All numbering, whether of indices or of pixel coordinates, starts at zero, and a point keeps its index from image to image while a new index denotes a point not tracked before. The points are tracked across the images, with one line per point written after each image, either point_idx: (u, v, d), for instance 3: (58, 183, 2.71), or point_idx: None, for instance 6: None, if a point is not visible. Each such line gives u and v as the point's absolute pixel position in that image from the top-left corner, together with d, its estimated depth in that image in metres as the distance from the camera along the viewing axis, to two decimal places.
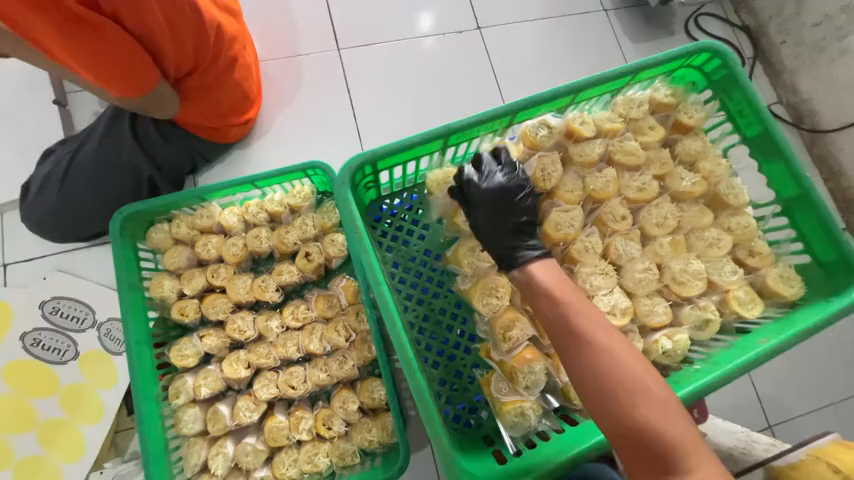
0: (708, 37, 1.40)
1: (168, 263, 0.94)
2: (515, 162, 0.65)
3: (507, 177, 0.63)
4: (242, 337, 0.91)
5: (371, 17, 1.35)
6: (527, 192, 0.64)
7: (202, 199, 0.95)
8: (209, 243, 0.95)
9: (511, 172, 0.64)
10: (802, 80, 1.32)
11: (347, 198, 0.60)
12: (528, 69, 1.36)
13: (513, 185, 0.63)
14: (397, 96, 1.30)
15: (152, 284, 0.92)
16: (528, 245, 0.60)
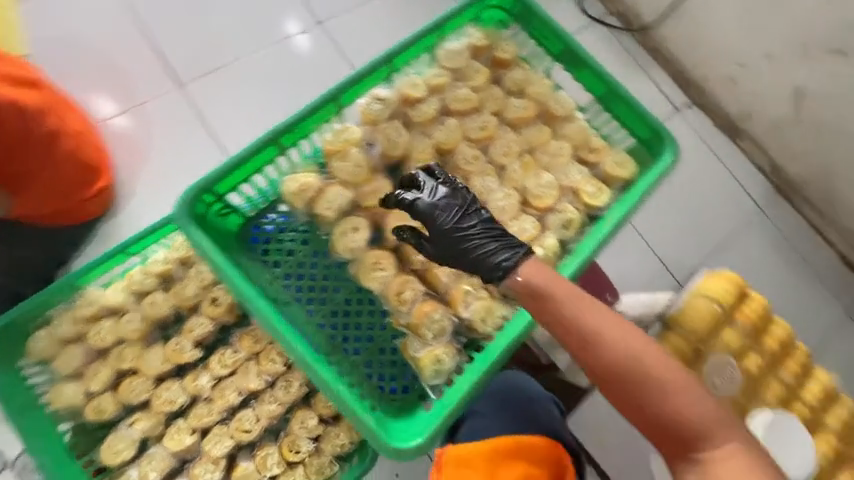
0: None
1: (63, 367, 0.86)
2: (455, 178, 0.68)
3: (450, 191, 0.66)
4: (176, 406, 0.87)
5: (207, 41, 1.28)
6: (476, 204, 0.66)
7: (76, 288, 0.89)
8: (101, 328, 0.88)
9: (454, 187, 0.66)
10: None
11: (191, 230, 0.61)
12: (384, 45, 1.35)
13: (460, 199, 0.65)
14: (262, 113, 1.26)
15: (52, 398, 0.84)
16: (505, 253, 0.62)
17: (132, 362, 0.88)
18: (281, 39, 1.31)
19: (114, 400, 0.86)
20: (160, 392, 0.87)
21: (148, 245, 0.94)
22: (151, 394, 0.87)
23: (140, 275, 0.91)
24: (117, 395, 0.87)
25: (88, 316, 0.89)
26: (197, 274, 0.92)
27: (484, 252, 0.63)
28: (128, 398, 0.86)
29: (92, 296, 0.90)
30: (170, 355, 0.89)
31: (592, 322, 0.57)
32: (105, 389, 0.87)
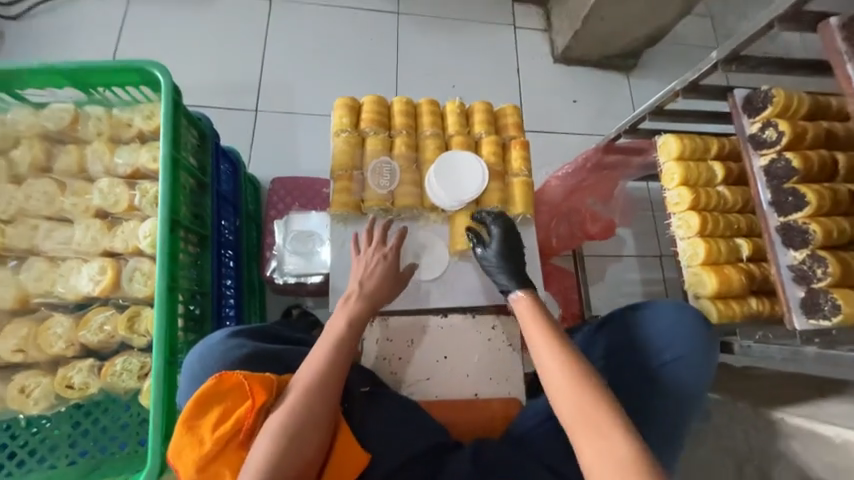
0: None
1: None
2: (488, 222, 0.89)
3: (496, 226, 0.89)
4: (131, 376, 0.76)
5: (291, 43, 1.52)
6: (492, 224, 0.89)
7: None
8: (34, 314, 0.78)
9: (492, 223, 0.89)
10: None
11: (164, 240, 0.75)
12: (420, 42, 1.60)
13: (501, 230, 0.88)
14: (326, 101, 1.48)
15: None
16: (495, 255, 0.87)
17: (69, 345, 0.76)
18: (351, 33, 1.56)
19: (51, 389, 0.75)
20: (108, 374, 0.76)
21: (77, 210, 0.82)
22: (97, 379, 0.76)
23: (73, 244, 0.80)
24: (52, 379, 0.76)
25: (8, 298, 0.77)
26: (138, 239, 0.80)
27: (554, 347, 0.67)
28: (69, 386, 0.76)
29: (15, 275, 0.79)
30: (117, 331, 0.77)
31: (585, 443, 0.59)
32: (38, 376, 0.75)
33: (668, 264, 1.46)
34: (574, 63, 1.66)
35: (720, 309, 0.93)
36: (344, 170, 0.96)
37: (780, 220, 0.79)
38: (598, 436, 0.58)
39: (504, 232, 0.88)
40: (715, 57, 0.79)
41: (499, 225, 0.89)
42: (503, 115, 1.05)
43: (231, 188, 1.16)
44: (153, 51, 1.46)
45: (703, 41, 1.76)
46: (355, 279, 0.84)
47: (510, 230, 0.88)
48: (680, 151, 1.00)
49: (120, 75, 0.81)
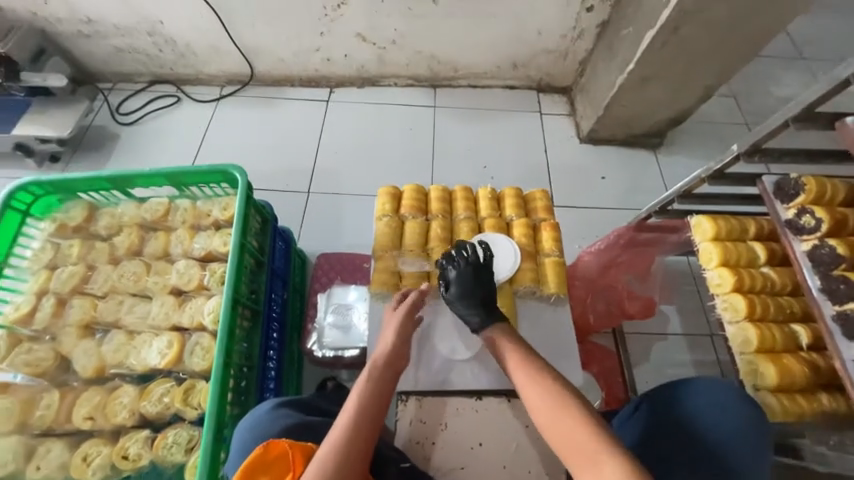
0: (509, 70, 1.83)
1: (58, 423, 0.83)
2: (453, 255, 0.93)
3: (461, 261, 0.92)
4: (179, 449, 0.81)
5: (342, 136, 1.76)
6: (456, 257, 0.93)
7: (55, 342, 0.90)
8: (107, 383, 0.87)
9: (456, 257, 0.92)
10: (584, 66, 1.75)
11: (225, 318, 0.84)
12: (454, 130, 1.78)
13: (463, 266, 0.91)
14: (369, 184, 1.65)
15: (40, 456, 0.80)
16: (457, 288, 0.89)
17: (130, 414, 0.83)
18: (394, 126, 1.79)
19: (109, 459, 0.81)
20: (160, 446, 0.81)
21: (156, 288, 0.94)
22: (149, 450, 0.81)
23: (148, 319, 0.91)
24: (111, 448, 0.81)
25: (90, 367, 0.87)
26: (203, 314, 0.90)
27: (527, 371, 0.72)
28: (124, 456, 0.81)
29: (98, 345, 0.90)
30: (173, 403, 0.83)
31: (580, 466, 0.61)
32: (100, 444, 0.82)
33: (721, 344, 1.35)
34: (599, 143, 1.76)
35: (785, 404, 0.84)
36: (385, 251, 1.05)
37: (836, 308, 0.75)
38: (586, 453, 0.61)
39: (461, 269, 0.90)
40: (736, 149, 0.85)
41: (458, 264, 0.91)
42: (532, 199, 1.13)
43: (283, 263, 1.28)
44: (229, 145, 1.74)
45: (730, 119, 1.81)
46: (373, 356, 0.80)
47: (468, 266, 0.90)
48: (715, 232, 1.00)
49: (208, 175, 0.98)
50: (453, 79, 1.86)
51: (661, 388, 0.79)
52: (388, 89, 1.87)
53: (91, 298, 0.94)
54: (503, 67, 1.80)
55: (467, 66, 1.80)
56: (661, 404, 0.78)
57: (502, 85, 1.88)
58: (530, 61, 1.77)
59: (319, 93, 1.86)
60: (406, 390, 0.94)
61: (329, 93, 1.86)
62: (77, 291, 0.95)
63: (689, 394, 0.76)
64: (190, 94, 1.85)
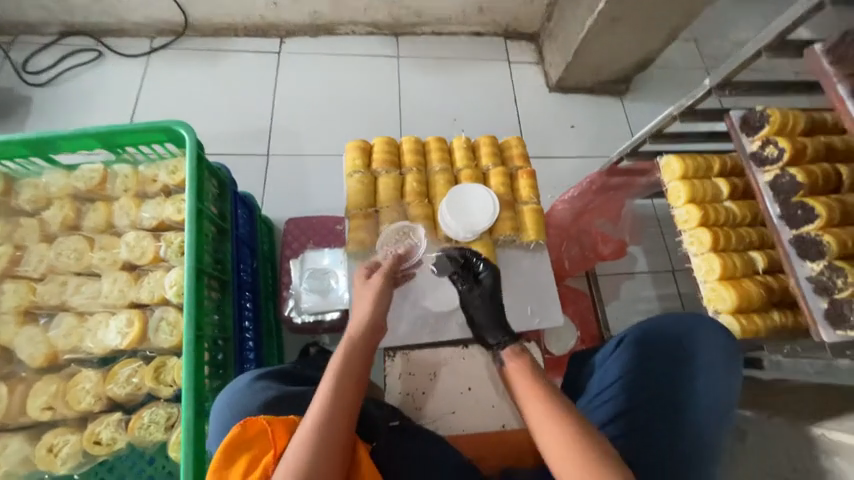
0: (475, 15, 1.71)
1: (10, 417, 0.75)
2: (484, 263, 0.87)
3: (489, 273, 0.86)
4: (156, 428, 0.76)
5: (299, 92, 1.61)
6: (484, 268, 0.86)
7: None
8: (63, 371, 0.79)
9: (485, 266, 0.87)
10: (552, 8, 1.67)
11: (190, 286, 0.77)
12: (420, 82, 1.68)
13: (491, 278, 0.85)
14: (333, 144, 1.54)
15: None
16: (482, 298, 0.83)
17: (96, 399, 0.76)
18: (355, 79, 1.65)
19: (79, 446, 0.75)
20: (135, 427, 0.76)
21: (106, 264, 0.84)
22: (124, 432, 0.76)
23: (101, 298, 0.82)
24: (78, 435, 0.75)
25: (38, 355, 0.78)
26: (165, 289, 0.82)
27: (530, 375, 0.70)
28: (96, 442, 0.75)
29: (45, 332, 0.80)
30: (144, 383, 0.77)
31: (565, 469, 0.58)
32: (66, 433, 0.75)
33: (682, 279, 1.44)
34: (568, 91, 1.73)
35: (743, 324, 0.91)
36: (359, 209, 0.99)
37: (793, 233, 0.80)
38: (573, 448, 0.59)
39: (488, 279, 0.85)
40: (708, 84, 0.85)
41: (486, 274, 0.85)
42: (508, 147, 1.09)
43: (248, 231, 1.19)
44: (169, 106, 1.54)
45: (691, 63, 1.83)
46: (347, 331, 0.74)
47: (499, 283, 0.86)
48: (683, 170, 1.02)
49: (146, 135, 0.86)
50: (415, 26, 1.72)
51: (643, 324, 0.81)
52: (346, 38, 1.71)
53: (28, 281, 0.83)
54: (468, 11, 1.69)
55: (431, 10, 1.66)
56: (645, 335, 0.79)
57: (468, 32, 1.78)
58: (496, 4, 1.67)
59: (269, 44, 1.67)
60: (392, 345, 0.94)
61: (280, 44, 1.67)
62: (8, 275, 0.83)
63: (669, 325, 0.80)
64: (114, 47, 1.59)
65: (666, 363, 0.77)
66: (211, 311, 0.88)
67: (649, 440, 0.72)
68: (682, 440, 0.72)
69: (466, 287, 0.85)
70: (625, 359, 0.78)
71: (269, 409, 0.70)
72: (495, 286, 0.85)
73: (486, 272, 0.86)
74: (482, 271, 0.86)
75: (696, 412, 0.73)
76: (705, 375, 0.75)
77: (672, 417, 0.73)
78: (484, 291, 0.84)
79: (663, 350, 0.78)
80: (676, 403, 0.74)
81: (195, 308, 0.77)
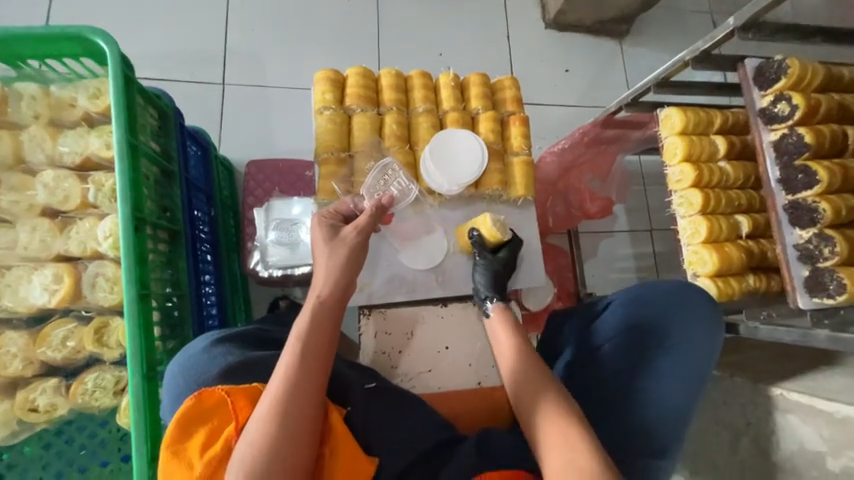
0: None
1: None
2: (511, 240, 0.90)
3: (512, 247, 0.90)
4: (102, 394, 0.70)
5: (256, 7, 1.35)
6: (511, 243, 0.90)
7: None
8: None
9: (513, 241, 0.91)
10: None
11: (128, 238, 0.66)
12: (401, 6, 1.45)
13: (513, 253, 0.90)
14: (299, 74, 1.34)
15: None
16: (496, 265, 0.87)
17: (27, 364, 0.68)
18: None
19: (11, 414, 0.68)
20: (77, 393, 0.69)
21: (20, 208, 0.70)
22: (65, 398, 0.70)
23: (18, 249, 0.69)
24: (9, 402, 0.68)
25: None
26: (98, 241, 0.70)
27: (516, 339, 0.73)
28: (33, 408, 0.69)
29: None
30: (83, 346, 0.69)
31: (539, 419, 0.62)
32: None
33: (659, 239, 1.44)
34: (566, 29, 1.56)
35: (720, 287, 0.91)
36: (330, 153, 0.88)
37: (788, 198, 0.77)
38: (546, 404, 0.62)
39: (501, 252, 0.89)
40: (731, 24, 0.76)
41: (508, 248, 0.90)
42: (501, 89, 0.97)
43: (203, 174, 1.05)
44: (93, 13, 1.26)
45: (697, 5, 1.68)
46: (312, 293, 0.67)
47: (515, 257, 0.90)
48: (683, 125, 0.95)
49: (54, 45, 0.67)
50: None
51: (635, 288, 0.79)
52: None
53: None
54: None
55: None
56: (636, 299, 0.78)
57: None
58: None
59: None
60: (367, 303, 0.89)
61: None
62: None
63: (657, 292, 0.78)
64: None
65: (657, 327, 0.76)
66: (158, 266, 0.77)
67: (611, 402, 0.74)
68: (659, 398, 0.73)
69: (486, 253, 0.88)
70: (615, 320, 0.78)
71: (228, 377, 0.63)
72: (511, 259, 0.89)
73: (511, 246, 0.90)
74: (507, 244, 0.90)
75: (682, 374, 0.74)
76: (693, 341, 0.75)
77: (653, 375, 0.74)
78: (500, 260, 0.88)
79: (655, 314, 0.77)
80: (645, 372, 0.75)
81: (138, 264, 0.67)
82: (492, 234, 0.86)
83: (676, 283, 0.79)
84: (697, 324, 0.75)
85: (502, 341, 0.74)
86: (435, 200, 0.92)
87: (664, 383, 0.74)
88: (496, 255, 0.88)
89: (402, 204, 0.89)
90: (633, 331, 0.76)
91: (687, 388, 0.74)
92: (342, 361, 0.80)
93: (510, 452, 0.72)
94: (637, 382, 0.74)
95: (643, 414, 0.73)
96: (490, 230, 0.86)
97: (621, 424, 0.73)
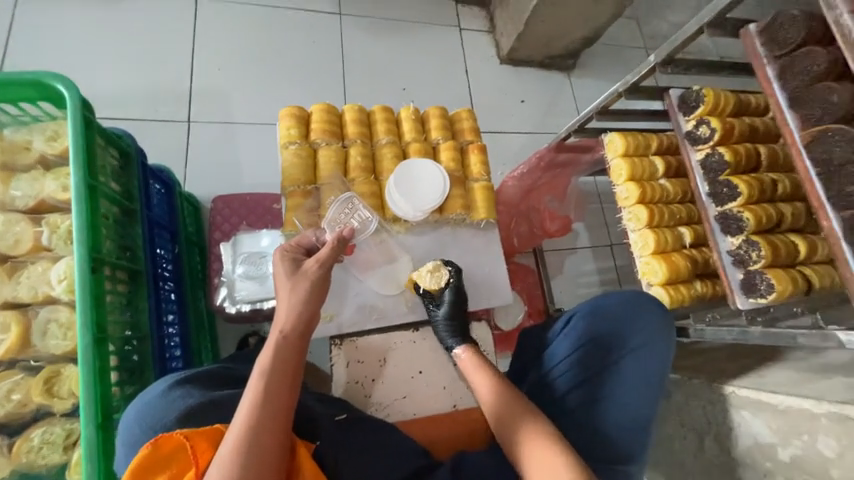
0: None
1: None
2: (448, 279, 0.89)
3: (453, 287, 0.89)
4: (50, 450, 0.65)
5: (222, 47, 1.39)
6: (450, 285, 0.89)
7: None
8: None
9: (451, 280, 0.89)
10: None
11: (83, 282, 0.64)
12: (364, 45, 1.54)
13: (457, 291, 0.89)
14: (266, 110, 1.37)
15: None
16: (446, 314, 0.88)
17: None
18: (290, 36, 1.47)
19: None
20: (21, 452, 0.64)
21: None
22: (6, 460, 0.64)
23: None
24: None
25: None
26: (51, 285, 0.68)
27: (488, 373, 0.77)
28: None
29: None
30: (31, 398, 0.65)
31: (524, 446, 0.65)
32: None
33: (618, 253, 1.53)
34: (519, 64, 1.70)
35: (671, 294, 0.98)
36: (297, 186, 0.90)
37: (718, 210, 0.86)
38: (528, 428, 0.66)
39: (450, 293, 0.88)
40: (652, 60, 0.86)
41: (449, 290, 0.89)
42: (459, 120, 1.04)
43: (166, 210, 1.04)
44: (52, 56, 1.26)
45: (632, 42, 1.88)
46: (275, 329, 0.66)
47: (462, 293, 0.89)
48: (625, 148, 1.05)
49: (9, 90, 0.67)
50: None
51: (593, 302, 0.83)
52: None
53: None
54: None
55: None
56: (594, 312, 0.82)
57: None
58: None
59: None
60: (338, 333, 0.89)
61: None
62: None
63: (612, 304, 0.83)
64: None
65: (614, 338, 0.81)
66: (116, 309, 0.75)
67: (578, 414, 0.77)
68: (622, 407, 0.77)
69: (433, 306, 0.89)
70: (577, 333, 0.81)
71: (190, 420, 0.61)
72: (458, 299, 0.89)
73: (449, 288, 0.89)
74: (446, 285, 0.89)
75: (640, 381, 0.78)
76: (648, 348, 0.80)
77: (614, 385, 0.78)
78: (449, 306, 0.88)
79: (611, 326, 0.81)
80: (607, 381, 0.78)
81: (94, 308, 0.65)
82: (427, 285, 0.89)
83: (629, 293, 0.84)
84: (649, 332, 0.81)
85: (476, 378, 0.78)
86: (401, 227, 0.95)
87: (626, 392, 0.77)
88: (445, 300, 0.89)
89: (363, 235, 0.92)
90: (593, 344, 0.80)
91: (647, 395, 0.78)
92: (313, 394, 0.78)
93: (485, 475, 0.72)
94: (602, 394, 0.77)
95: (609, 424, 0.76)
96: (423, 282, 0.89)
97: (588, 433, 0.75)
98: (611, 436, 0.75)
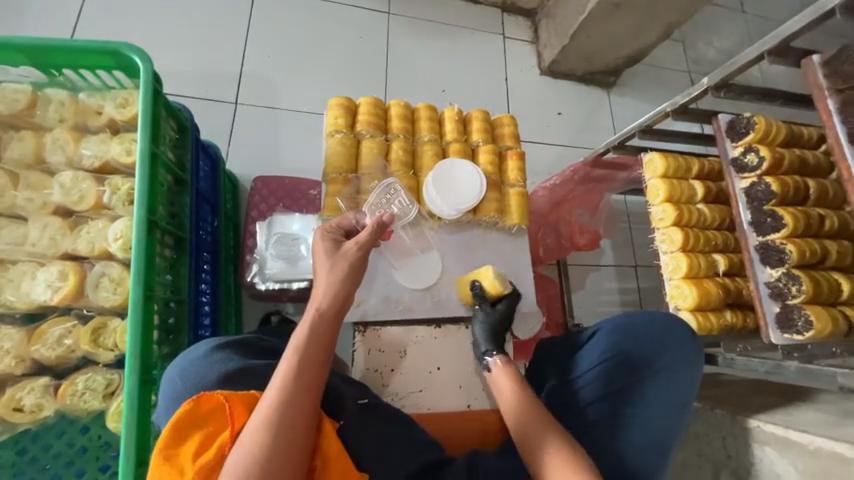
0: None
1: None
2: (510, 292, 0.92)
3: (510, 301, 0.91)
4: (92, 395, 0.70)
5: (274, 36, 1.44)
6: (511, 297, 0.91)
7: None
8: None
9: (512, 294, 0.92)
10: None
11: (141, 240, 0.67)
12: (408, 45, 1.57)
13: (512, 305, 0.91)
14: (308, 99, 1.41)
15: None
16: (495, 318, 0.88)
17: (18, 361, 0.68)
18: (338, 30, 1.51)
19: None
20: (67, 393, 0.69)
21: (35, 207, 0.73)
22: (53, 399, 0.70)
23: (26, 245, 0.72)
24: None
25: None
26: (109, 242, 0.72)
27: (522, 392, 0.73)
28: (20, 408, 0.68)
29: None
30: (80, 345, 0.70)
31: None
32: None
33: (643, 275, 1.50)
34: (559, 77, 1.70)
35: (700, 321, 0.96)
36: (339, 173, 0.93)
37: (760, 239, 0.84)
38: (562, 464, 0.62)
39: (502, 302, 0.90)
40: (706, 83, 0.86)
41: (506, 300, 0.91)
42: (500, 125, 1.05)
43: (210, 185, 1.08)
44: (117, 30, 1.33)
45: (677, 64, 1.85)
46: (312, 304, 0.68)
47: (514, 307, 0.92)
48: (665, 169, 1.04)
49: (90, 57, 0.72)
50: None
51: (621, 318, 0.83)
52: None
53: None
54: None
55: None
56: (623, 330, 0.81)
57: None
58: None
59: None
60: (362, 321, 0.90)
61: None
62: None
63: (643, 323, 0.82)
64: None
65: (641, 357, 0.80)
66: (163, 270, 0.79)
67: (598, 429, 0.76)
68: (642, 429, 0.76)
69: (485, 305, 0.90)
70: (602, 347, 0.81)
71: (226, 384, 0.63)
72: (511, 310, 0.90)
73: (508, 299, 0.91)
74: (506, 294, 0.91)
75: (662, 404, 0.77)
76: (674, 371, 0.79)
77: (637, 405, 0.77)
78: (501, 311, 0.89)
79: (639, 344, 0.80)
80: (629, 401, 0.77)
81: (147, 268, 0.69)
82: (493, 284, 0.90)
83: (661, 315, 0.83)
84: (675, 354, 0.80)
85: (508, 396, 0.73)
86: (436, 222, 0.97)
87: (648, 413, 0.76)
88: (498, 307, 0.90)
89: (401, 222, 0.94)
90: (618, 361, 0.79)
91: (668, 418, 0.77)
92: (337, 376, 0.80)
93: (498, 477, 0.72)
94: (622, 412, 0.77)
95: (627, 444, 0.75)
96: (489, 280, 0.90)
97: (606, 451, 0.74)
98: (630, 454, 0.75)
